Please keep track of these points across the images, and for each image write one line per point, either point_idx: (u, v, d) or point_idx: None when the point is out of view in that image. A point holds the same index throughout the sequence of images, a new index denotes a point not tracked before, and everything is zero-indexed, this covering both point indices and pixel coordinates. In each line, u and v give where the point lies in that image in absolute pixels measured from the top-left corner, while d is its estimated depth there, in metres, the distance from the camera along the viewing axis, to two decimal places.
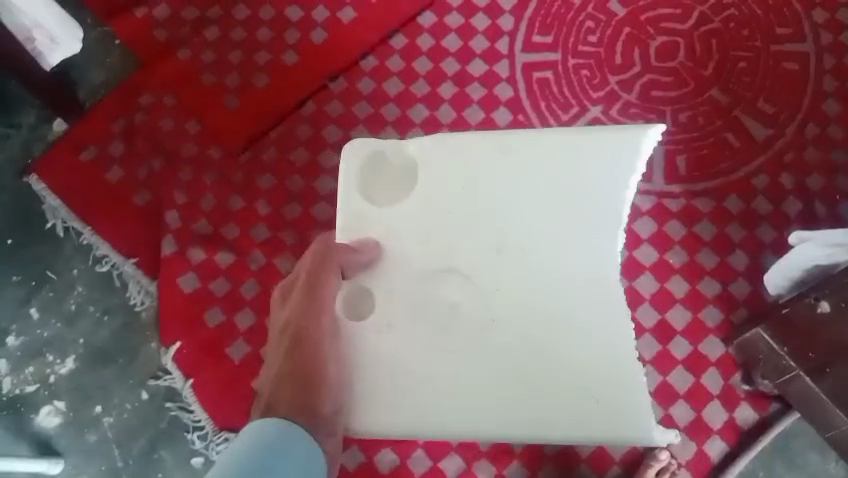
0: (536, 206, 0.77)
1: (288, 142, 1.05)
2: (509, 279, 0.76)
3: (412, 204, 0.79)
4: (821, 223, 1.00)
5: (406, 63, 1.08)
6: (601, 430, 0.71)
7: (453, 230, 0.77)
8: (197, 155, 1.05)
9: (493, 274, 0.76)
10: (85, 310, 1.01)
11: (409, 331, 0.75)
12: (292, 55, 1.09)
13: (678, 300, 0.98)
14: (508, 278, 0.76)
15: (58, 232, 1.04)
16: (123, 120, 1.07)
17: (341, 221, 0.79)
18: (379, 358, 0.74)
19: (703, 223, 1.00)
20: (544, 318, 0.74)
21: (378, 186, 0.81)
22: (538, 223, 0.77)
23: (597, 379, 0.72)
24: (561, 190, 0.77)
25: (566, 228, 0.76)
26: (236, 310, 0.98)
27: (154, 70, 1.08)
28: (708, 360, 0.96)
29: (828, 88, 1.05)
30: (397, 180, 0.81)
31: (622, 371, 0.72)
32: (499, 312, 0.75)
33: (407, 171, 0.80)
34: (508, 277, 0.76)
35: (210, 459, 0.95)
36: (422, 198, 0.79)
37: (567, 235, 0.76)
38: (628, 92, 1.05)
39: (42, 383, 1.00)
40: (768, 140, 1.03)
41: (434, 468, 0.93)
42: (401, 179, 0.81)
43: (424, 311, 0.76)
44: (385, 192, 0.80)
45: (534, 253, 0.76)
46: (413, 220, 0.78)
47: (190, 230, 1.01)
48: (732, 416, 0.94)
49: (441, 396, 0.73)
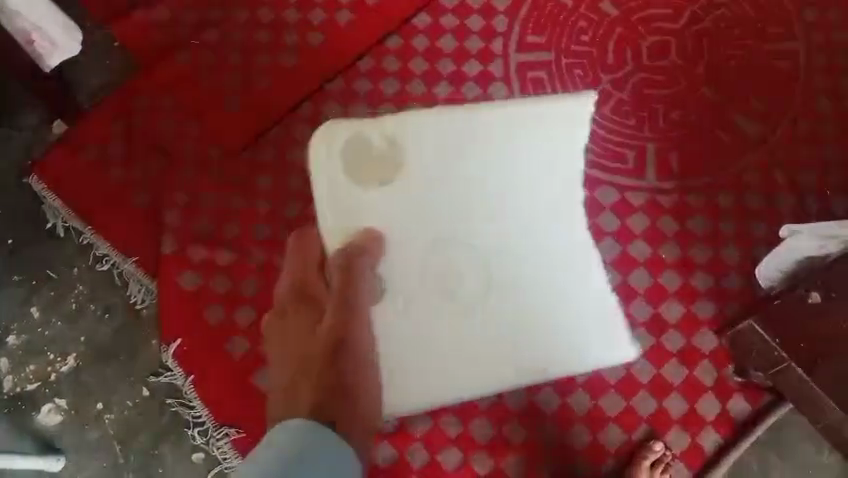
0: (475, 214, 1.02)
1: (286, 142, 1.06)
2: (448, 244, 1.01)
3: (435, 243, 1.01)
4: (811, 216, 1.01)
5: (402, 64, 1.09)
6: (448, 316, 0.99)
7: (452, 225, 1.02)
8: (196, 155, 1.06)
9: (443, 249, 1.01)
10: (86, 308, 1.03)
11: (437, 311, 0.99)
12: (290, 57, 1.10)
13: (672, 294, 0.99)
14: (448, 243, 1.01)
15: (59, 231, 1.05)
16: (123, 122, 1.08)
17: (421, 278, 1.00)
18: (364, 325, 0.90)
19: (696, 218, 1.02)
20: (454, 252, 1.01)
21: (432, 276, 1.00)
22: (470, 221, 1.02)
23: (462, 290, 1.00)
24: (442, 218, 1.02)
25: (482, 213, 1.02)
26: (236, 308, 0.99)
27: (153, 72, 1.10)
28: (701, 352, 0.97)
29: (818, 85, 1.07)
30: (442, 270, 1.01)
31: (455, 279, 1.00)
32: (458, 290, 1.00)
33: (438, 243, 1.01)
34: (445, 242, 1.01)
35: (211, 454, 0.96)
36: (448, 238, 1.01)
37: (478, 215, 1.02)
38: (621, 90, 1.07)
39: (43, 381, 1.01)
40: (759, 137, 1.04)
41: (433, 461, 0.94)
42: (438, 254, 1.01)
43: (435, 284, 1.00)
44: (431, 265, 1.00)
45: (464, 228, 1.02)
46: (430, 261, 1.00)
47: (190, 229, 1.02)
48: (725, 407, 0.95)
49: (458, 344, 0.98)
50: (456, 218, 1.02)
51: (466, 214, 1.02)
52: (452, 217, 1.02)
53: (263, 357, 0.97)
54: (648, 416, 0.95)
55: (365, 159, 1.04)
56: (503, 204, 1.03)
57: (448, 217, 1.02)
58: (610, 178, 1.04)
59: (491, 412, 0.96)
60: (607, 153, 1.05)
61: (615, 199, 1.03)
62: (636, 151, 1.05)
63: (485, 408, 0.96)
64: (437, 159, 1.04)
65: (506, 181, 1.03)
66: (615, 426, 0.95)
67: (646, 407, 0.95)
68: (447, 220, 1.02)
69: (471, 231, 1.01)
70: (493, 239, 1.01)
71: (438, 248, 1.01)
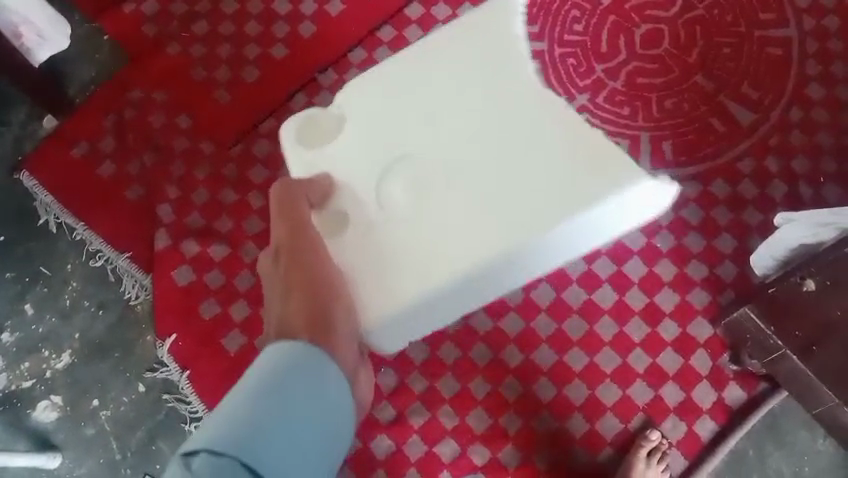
0: (444, 132, 0.77)
1: (279, 134, 1.06)
2: (420, 166, 0.76)
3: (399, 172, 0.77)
4: (805, 204, 1.01)
5: (395, 54, 1.08)
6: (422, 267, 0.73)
7: (422, 140, 0.78)
8: (188, 149, 1.05)
9: (413, 175, 0.76)
10: (80, 305, 1.02)
11: (405, 255, 0.74)
12: (281, 48, 1.09)
13: (666, 283, 0.99)
14: (418, 166, 0.77)
15: (51, 228, 1.04)
16: (114, 117, 1.07)
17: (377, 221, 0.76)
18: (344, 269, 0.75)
19: (690, 207, 1.02)
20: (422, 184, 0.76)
21: (393, 214, 0.76)
22: (436, 140, 0.77)
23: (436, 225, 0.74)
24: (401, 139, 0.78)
25: (452, 130, 0.77)
26: (231, 302, 0.99)
27: (143, 65, 1.09)
28: (696, 340, 0.97)
29: (811, 72, 1.06)
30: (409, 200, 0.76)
31: (424, 216, 0.75)
32: (437, 225, 0.74)
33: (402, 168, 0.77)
34: (416, 165, 0.77)
35: None
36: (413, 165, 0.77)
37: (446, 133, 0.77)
38: (615, 79, 1.07)
39: (39, 378, 1.00)
40: (753, 124, 1.04)
41: (430, 452, 0.94)
42: (406, 183, 0.76)
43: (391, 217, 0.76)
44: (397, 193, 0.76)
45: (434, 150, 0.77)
46: (392, 194, 0.76)
47: (184, 223, 1.02)
48: (721, 396, 0.95)
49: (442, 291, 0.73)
50: (415, 137, 0.78)
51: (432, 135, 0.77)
52: (425, 135, 0.78)
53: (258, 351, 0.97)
54: (644, 405, 0.95)
55: (310, 130, 0.81)
56: (466, 125, 0.77)
57: (410, 140, 0.78)
58: None
59: (487, 403, 0.96)
60: None
61: None
62: (630, 141, 1.04)
63: (481, 399, 0.96)
64: (379, 104, 0.80)
65: (472, 101, 0.77)
66: (611, 415, 0.95)
67: (642, 396, 0.95)
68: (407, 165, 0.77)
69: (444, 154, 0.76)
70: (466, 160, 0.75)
71: (405, 172, 0.77)
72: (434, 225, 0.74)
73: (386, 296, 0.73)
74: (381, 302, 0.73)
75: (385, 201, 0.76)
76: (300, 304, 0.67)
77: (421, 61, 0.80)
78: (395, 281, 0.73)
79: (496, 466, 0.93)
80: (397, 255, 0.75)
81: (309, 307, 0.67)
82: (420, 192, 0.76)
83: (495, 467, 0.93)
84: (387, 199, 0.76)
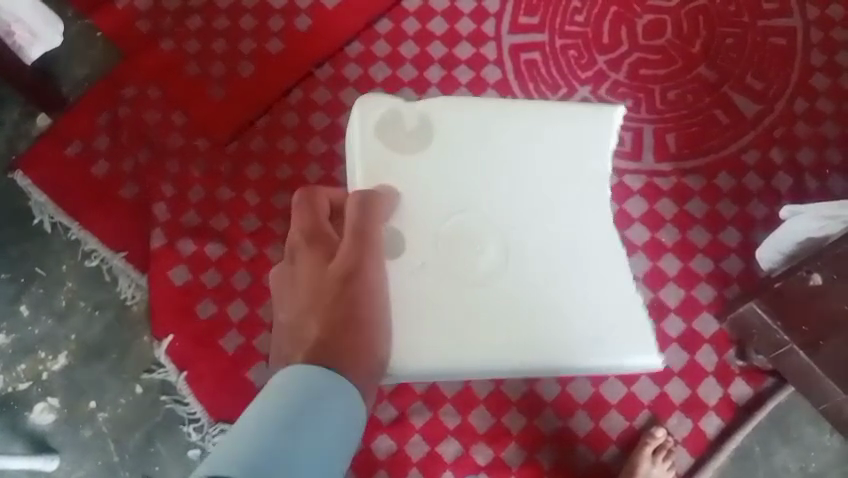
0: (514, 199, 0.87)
1: (276, 131, 1.04)
2: (494, 224, 0.86)
3: (458, 221, 0.86)
4: (812, 197, 1.00)
5: (393, 48, 1.07)
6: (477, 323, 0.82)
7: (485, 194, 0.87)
8: (183, 146, 1.04)
9: (477, 220, 0.86)
10: (76, 306, 1.00)
11: (458, 290, 0.83)
12: (277, 42, 1.07)
13: (671, 277, 0.98)
14: (488, 220, 0.86)
15: (46, 228, 1.03)
16: (108, 114, 1.05)
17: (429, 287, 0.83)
18: (408, 289, 0.83)
19: (695, 201, 1.00)
20: (486, 228, 0.86)
21: (462, 270, 0.84)
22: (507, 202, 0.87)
23: (505, 283, 0.84)
24: (477, 189, 0.87)
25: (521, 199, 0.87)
26: (228, 301, 0.98)
27: (138, 61, 1.07)
28: (701, 336, 0.96)
29: (816, 62, 1.05)
30: (469, 262, 0.84)
31: (496, 279, 0.84)
32: (497, 285, 0.83)
33: (462, 207, 0.86)
34: (486, 217, 0.86)
35: (206, 451, 0.95)
36: (479, 217, 0.86)
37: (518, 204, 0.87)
38: (617, 71, 1.05)
39: (35, 381, 0.98)
40: (758, 115, 1.03)
41: (432, 453, 0.92)
42: (474, 242, 0.85)
43: (461, 275, 0.84)
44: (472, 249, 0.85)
45: (507, 204, 0.87)
46: (450, 233, 0.86)
47: (179, 221, 1.00)
48: (727, 392, 0.94)
49: (475, 339, 0.81)
50: (488, 186, 0.87)
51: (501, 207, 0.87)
52: (491, 192, 0.87)
53: (257, 351, 0.96)
54: (649, 402, 0.94)
55: (392, 129, 0.88)
56: (532, 204, 0.87)
57: (476, 211, 0.86)
58: None
59: (490, 401, 0.94)
60: None
61: (613, 182, 1.01)
62: (633, 133, 1.03)
63: (483, 398, 0.94)
64: (464, 160, 0.87)
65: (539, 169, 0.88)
66: (616, 412, 0.94)
67: (647, 393, 0.94)
68: (466, 174, 0.87)
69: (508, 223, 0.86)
70: (527, 224, 0.86)
71: (470, 220, 0.86)
72: (496, 299, 0.83)
73: (473, 350, 0.81)
74: (452, 338, 0.81)
75: (460, 227, 0.85)
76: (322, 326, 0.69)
77: (511, 122, 0.89)
78: (489, 339, 0.81)
79: (500, 465, 0.92)
80: (482, 306, 0.83)
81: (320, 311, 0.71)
82: (501, 256, 0.85)
83: (498, 467, 0.92)
84: (467, 244, 0.85)
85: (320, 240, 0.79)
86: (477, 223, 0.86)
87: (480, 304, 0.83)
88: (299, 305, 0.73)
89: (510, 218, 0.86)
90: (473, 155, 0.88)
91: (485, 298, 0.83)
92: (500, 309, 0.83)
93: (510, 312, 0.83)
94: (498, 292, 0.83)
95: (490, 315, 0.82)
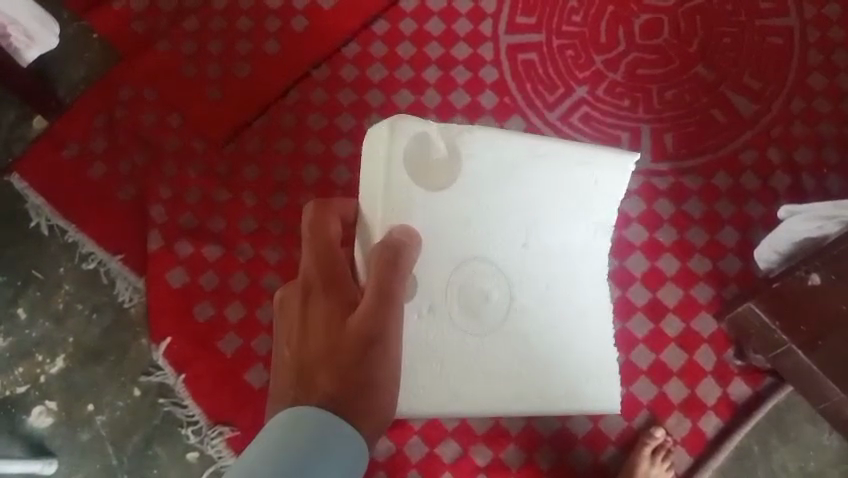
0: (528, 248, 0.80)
1: (273, 132, 1.04)
2: (508, 273, 0.80)
3: (470, 268, 0.78)
4: (809, 196, 1.00)
5: (390, 49, 1.07)
6: (483, 379, 0.78)
7: (498, 236, 0.79)
8: (180, 148, 1.03)
9: (488, 270, 0.79)
10: (73, 308, 1.00)
11: (465, 347, 0.78)
12: (274, 44, 1.07)
13: (669, 278, 0.98)
14: (504, 272, 0.80)
15: (43, 231, 1.02)
16: (104, 116, 1.05)
17: (428, 337, 0.77)
18: (416, 342, 0.76)
19: (693, 200, 1.00)
20: (496, 281, 0.79)
21: (473, 323, 0.78)
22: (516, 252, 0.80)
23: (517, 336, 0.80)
24: (489, 231, 0.78)
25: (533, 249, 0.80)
26: (226, 303, 0.97)
27: (134, 63, 1.06)
28: (700, 336, 0.96)
29: (813, 61, 1.05)
30: (478, 314, 0.78)
31: (508, 339, 0.79)
32: (503, 342, 0.79)
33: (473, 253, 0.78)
34: (501, 268, 0.79)
35: (204, 453, 0.95)
36: (487, 266, 0.79)
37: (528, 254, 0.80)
38: (614, 71, 1.05)
39: (33, 384, 0.98)
40: (755, 115, 1.03)
41: (431, 454, 0.92)
42: (481, 294, 0.78)
43: (474, 321, 0.78)
44: (486, 304, 0.79)
45: (522, 251, 0.80)
46: (453, 281, 0.77)
47: (176, 223, 1.00)
48: (725, 392, 0.94)
49: (481, 390, 0.78)
50: (497, 231, 0.79)
51: (513, 257, 0.80)
52: (509, 238, 0.79)
53: (255, 352, 0.96)
54: (648, 402, 0.94)
55: (418, 163, 0.73)
56: (542, 253, 0.81)
57: (490, 253, 0.79)
58: None
59: None
60: (600, 136, 1.03)
61: None
62: (631, 132, 1.03)
63: None
64: (467, 196, 0.76)
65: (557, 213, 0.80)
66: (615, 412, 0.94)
67: (646, 393, 0.94)
68: (473, 217, 0.77)
69: (521, 269, 0.80)
70: (534, 275, 0.81)
71: (478, 266, 0.78)
72: (503, 354, 0.79)
73: (469, 395, 0.77)
74: (455, 387, 0.77)
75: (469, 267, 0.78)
76: (333, 373, 0.54)
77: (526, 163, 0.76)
78: (481, 390, 0.78)
79: (498, 466, 0.92)
80: (480, 360, 0.78)
81: (328, 353, 0.55)
82: (510, 309, 0.80)
83: (497, 468, 0.92)
84: (473, 294, 0.78)
85: (340, 269, 0.62)
86: (490, 277, 0.79)
87: (486, 360, 0.78)
88: (299, 347, 0.56)
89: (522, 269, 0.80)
90: (479, 191, 0.76)
91: (491, 351, 0.79)
92: (507, 368, 0.79)
93: (515, 370, 0.79)
94: (507, 349, 0.79)
95: (499, 373, 0.79)
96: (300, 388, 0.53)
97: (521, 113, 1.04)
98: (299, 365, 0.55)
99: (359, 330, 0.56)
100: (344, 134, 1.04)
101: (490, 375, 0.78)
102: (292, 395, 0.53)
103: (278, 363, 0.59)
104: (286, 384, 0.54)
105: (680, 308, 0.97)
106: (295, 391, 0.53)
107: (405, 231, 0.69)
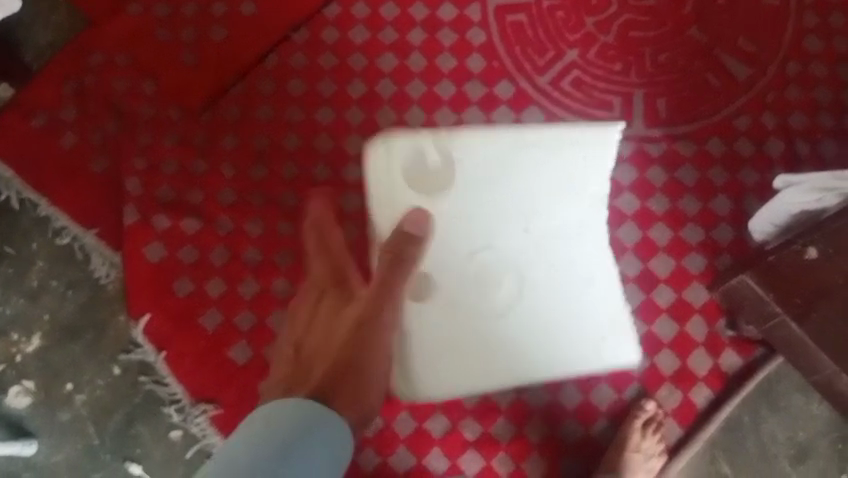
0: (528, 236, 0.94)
1: (252, 99, 1.00)
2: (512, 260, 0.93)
3: (479, 258, 0.93)
4: (803, 164, 0.98)
5: (372, 10, 1.02)
6: (501, 354, 0.91)
7: (500, 228, 0.94)
8: (155, 117, 0.99)
9: (495, 257, 0.93)
10: (48, 286, 0.97)
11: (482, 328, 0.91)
12: (251, 6, 1.02)
13: (661, 248, 0.96)
14: (509, 259, 0.93)
15: (13, 204, 0.98)
16: (74, 84, 1.00)
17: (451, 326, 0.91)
18: (441, 331, 0.91)
19: (686, 168, 0.98)
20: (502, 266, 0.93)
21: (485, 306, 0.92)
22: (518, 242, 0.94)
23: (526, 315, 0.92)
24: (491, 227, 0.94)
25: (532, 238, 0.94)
26: (206, 279, 0.94)
27: (103, 27, 1.01)
28: (692, 306, 0.94)
29: (809, 23, 1.01)
30: (490, 296, 0.92)
31: (518, 320, 0.92)
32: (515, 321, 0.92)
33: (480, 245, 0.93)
34: (506, 256, 0.93)
35: (188, 432, 0.93)
36: (494, 253, 0.93)
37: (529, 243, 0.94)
38: (605, 33, 1.01)
39: (8, 363, 0.95)
40: (749, 80, 1.00)
41: (419, 428, 0.90)
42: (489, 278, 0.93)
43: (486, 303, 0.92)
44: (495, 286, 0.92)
45: (523, 238, 0.94)
46: (465, 271, 0.93)
47: (152, 196, 0.96)
48: (716, 363, 0.93)
49: (501, 366, 0.91)
50: (499, 225, 0.94)
51: (517, 243, 0.94)
52: (509, 228, 0.94)
53: (238, 328, 0.93)
54: (639, 374, 0.93)
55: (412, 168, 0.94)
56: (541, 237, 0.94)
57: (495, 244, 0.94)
58: (595, 128, 0.99)
59: None
60: (590, 101, 0.99)
61: None
62: (623, 98, 0.99)
63: None
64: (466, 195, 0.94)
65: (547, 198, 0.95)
66: (604, 385, 0.93)
67: (637, 366, 0.93)
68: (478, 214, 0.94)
69: (524, 255, 0.94)
70: (535, 261, 0.94)
71: (484, 255, 0.93)
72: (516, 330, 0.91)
73: (492, 373, 0.91)
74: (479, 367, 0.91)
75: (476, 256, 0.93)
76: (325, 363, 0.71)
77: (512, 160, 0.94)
78: (502, 365, 0.91)
79: (488, 441, 0.90)
80: (497, 340, 0.91)
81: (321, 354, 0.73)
82: (518, 290, 0.93)
83: (487, 442, 0.90)
84: (484, 280, 0.93)
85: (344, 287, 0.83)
86: (498, 261, 0.93)
87: (502, 337, 0.91)
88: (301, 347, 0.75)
89: (526, 252, 0.94)
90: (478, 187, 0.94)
91: (505, 328, 0.92)
92: (521, 345, 0.91)
93: (528, 345, 0.92)
94: (519, 326, 0.92)
95: (514, 348, 0.91)
96: (296, 379, 0.70)
97: (511, 78, 1.00)
98: (297, 361, 0.73)
99: (351, 341, 0.74)
100: (326, 101, 1.00)
101: (506, 350, 0.91)
102: (290, 383, 0.70)
103: (279, 358, 0.77)
104: (285, 374, 0.72)
105: (673, 279, 0.95)
106: (291, 379, 0.70)
107: (417, 214, 0.90)
